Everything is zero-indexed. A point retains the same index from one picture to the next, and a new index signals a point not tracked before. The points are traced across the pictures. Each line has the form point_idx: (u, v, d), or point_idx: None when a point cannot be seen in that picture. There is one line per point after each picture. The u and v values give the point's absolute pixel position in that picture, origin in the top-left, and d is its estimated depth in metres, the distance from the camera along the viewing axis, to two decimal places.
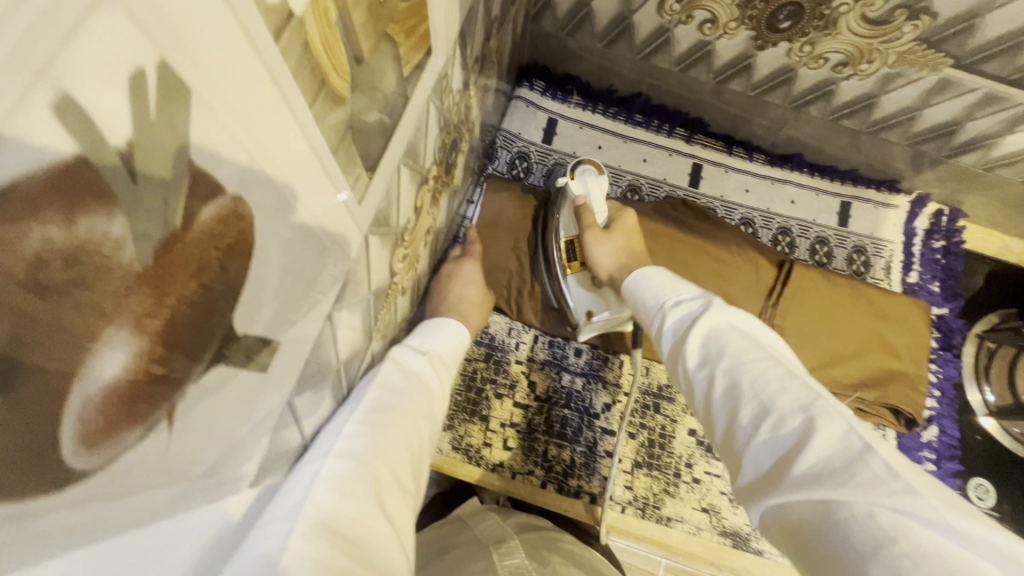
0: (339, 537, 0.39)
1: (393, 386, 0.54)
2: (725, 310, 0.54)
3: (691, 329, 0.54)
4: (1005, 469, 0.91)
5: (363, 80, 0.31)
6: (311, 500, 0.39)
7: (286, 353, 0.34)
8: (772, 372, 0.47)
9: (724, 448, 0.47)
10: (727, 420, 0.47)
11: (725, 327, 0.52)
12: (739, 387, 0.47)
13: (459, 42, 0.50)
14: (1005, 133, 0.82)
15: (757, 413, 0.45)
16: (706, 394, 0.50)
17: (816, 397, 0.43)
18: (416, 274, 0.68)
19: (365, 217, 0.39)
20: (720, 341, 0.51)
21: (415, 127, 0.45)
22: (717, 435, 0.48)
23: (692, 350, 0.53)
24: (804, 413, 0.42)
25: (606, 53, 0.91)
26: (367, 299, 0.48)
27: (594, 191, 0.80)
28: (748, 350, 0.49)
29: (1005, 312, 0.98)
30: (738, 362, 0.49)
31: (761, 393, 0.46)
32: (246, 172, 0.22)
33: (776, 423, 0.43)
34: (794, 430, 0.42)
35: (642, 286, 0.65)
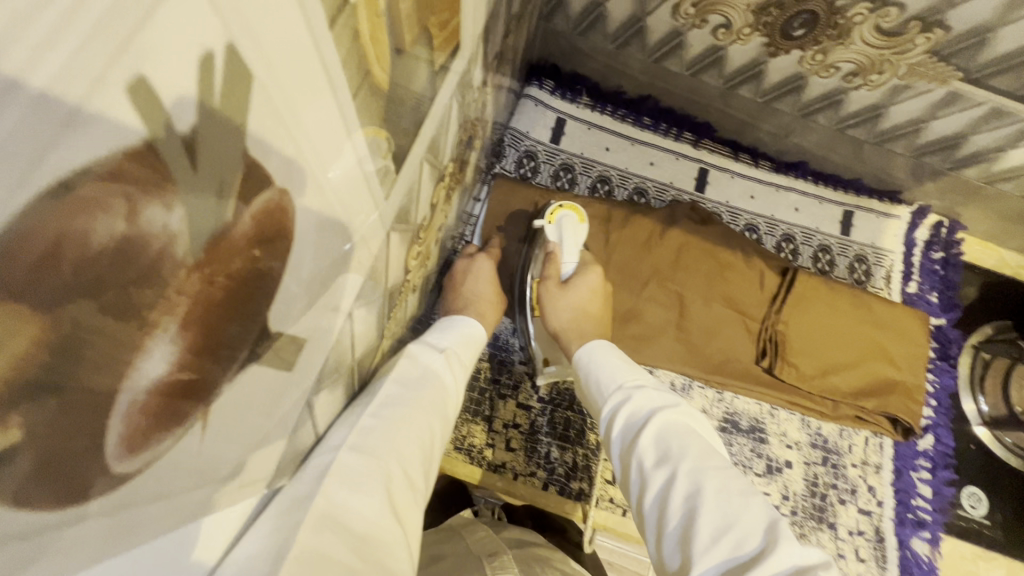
0: (348, 535, 0.36)
1: (407, 383, 0.52)
2: (682, 414, 0.55)
3: (646, 425, 0.53)
4: (996, 478, 0.92)
5: (402, 72, 0.30)
6: (322, 493, 0.37)
7: (312, 347, 0.33)
8: (734, 484, 0.47)
9: (672, 563, 0.44)
10: (681, 525, 0.45)
11: (683, 430, 0.53)
12: (698, 493, 0.46)
13: (483, 39, 0.49)
14: (1008, 148, 0.83)
15: (717, 523, 0.43)
16: (663, 497, 0.48)
17: (773, 517, 0.44)
18: (426, 272, 0.67)
19: (389, 212, 0.38)
20: (681, 441, 0.51)
21: (439, 122, 0.44)
22: (665, 548, 0.46)
23: (649, 452, 0.51)
24: (762, 532, 0.43)
25: (618, 54, 0.91)
26: (383, 295, 0.47)
27: (569, 237, 0.79)
28: (709, 457, 0.50)
29: (999, 323, 0.99)
30: (700, 467, 0.48)
31: (723, 503, 0.45)
32: (293, 165, 0.21)
33: (734, 535, 0.43)
34: (752, 547, 0.42)
35: (597, 364, 0.64)
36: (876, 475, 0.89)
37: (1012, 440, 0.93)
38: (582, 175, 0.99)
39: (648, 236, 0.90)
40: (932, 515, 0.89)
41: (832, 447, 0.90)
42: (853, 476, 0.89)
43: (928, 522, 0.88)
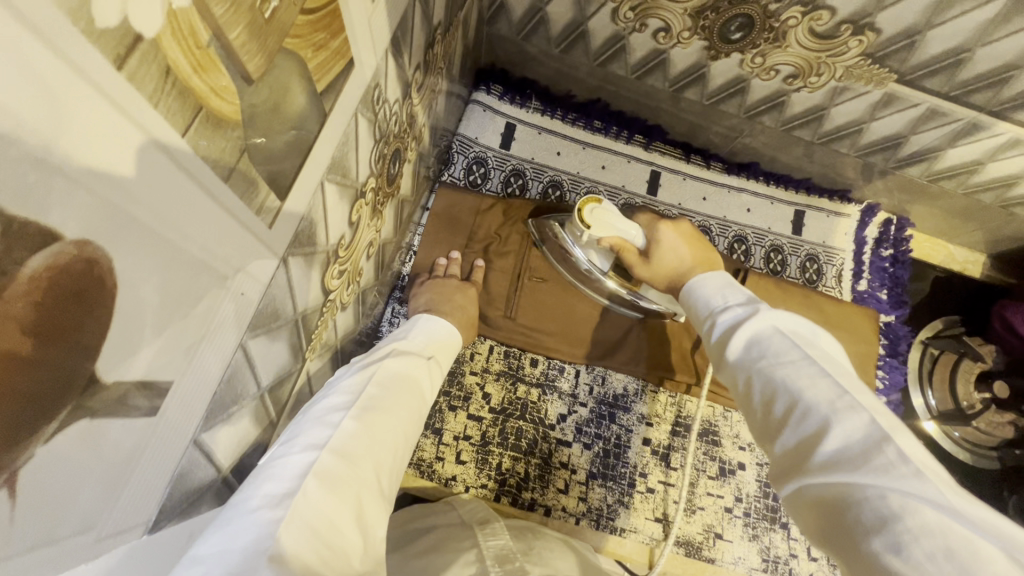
0: (320, 537, 0.36)
1: (384, 388, 0.54)
2: (772, 314, 0.48)
3: (732, 334, 0.49)
4: (947, 472, 0.94)
5: (259, 100, 0.28)
6: (300, 490, 0.38)
7: (184, 389, 0.31)
8: (805, 367, 0.43)
9: (761, 436, 0.45)
10: (761, 415, 0.44)
11: (767, 329, 0.47)
12: (773, 382, 0.44)
13: (393, 51, 0.48)
14: (947, 147, 0.84)
15: (788, 405, 0.42)
16: (744, 389, 0.47)
17: (848, 391, 0.40)
18: (360, 287, 0.65)
19: (281, 238, 0.37)
20: (760, 342, 0.47)
21: (340, 143, 0.42)
22: (751, 423, 0.46)
23: (733, 351, 0.48)
24: (829, 406, 0.40)
25: (563, 58, 0.90)
26: (293, 320, 0.46)
27: (612, 221, 0.71)
28: (784, 347, 0.45)
29: (947, 319, 1.01)
30: (774, 360, 0.45)
31: (791, 386, 0.42)
32: (92, 214, 0.20)
33: (801, 412, 0.41)
34: (813, 423, 0.39)
35: (696, 288, 0.59)
36: None
37: (961, 435, 0.95)
38: (533, 181, 0.98)
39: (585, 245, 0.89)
40: None
41: None
42: None
43: None
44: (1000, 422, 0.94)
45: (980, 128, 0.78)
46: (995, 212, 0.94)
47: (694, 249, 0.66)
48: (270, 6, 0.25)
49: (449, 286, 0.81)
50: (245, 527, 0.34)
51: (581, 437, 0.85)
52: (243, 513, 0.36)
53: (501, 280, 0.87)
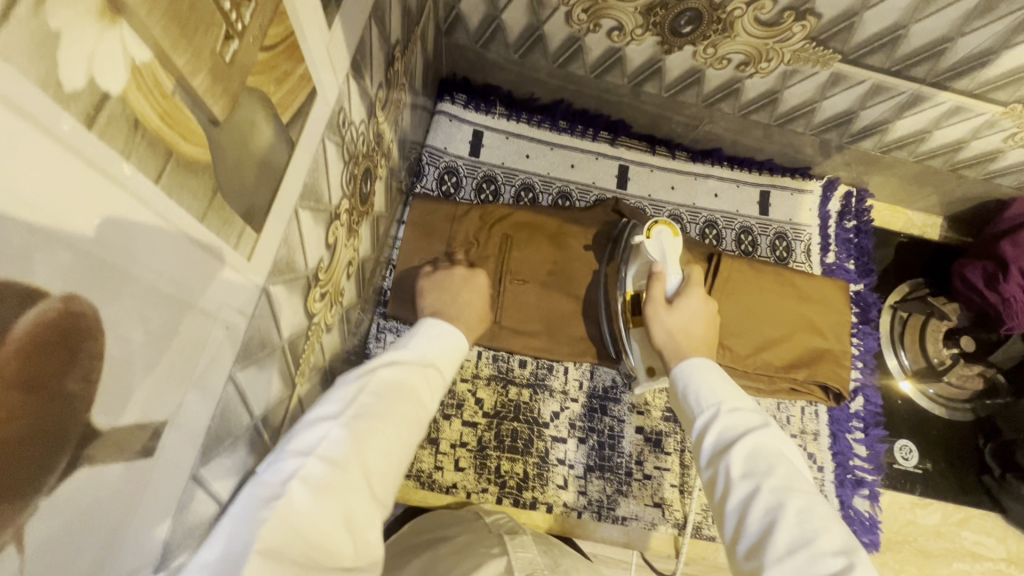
0: (300, 540, 0.41)
1: (381, 392, 0.55)
2: (777, 438, 0.57)
3: (738, 444, 0.56)
4: (926, 428, 0.98)
5: (227, 139, 0.29)
6: (284, 495, 0.42)
7: (178, 428, 0.31)
8: (816, 509, 0.50)
9: (747, 561, 0.50)
10: (757, 536, 0.50)
11: (774, 453, 0.55)
12: (780, 507, 0.50)
13: (354, 74, 0.49)
14: (895, 119, 0.88)
15: (794, 534, 0.48)
16: (744, 507, 0.52)
17: (852, 546, 0.47)
18: (343, 308, 0.65)
19: (260, 269, 0.38)
20: (770, 463, 0.54)
21: (310, 169, 0.43)
22: (740, 547, 0.51)
23: (739, 464, 0.55)
24: (839, 555, 0.46)
25: (523, 63, 0.91)
26: (279, 348, 0.46)
27: (670, 256, 0.78)
28: (796, 482, 0.52)
29: (913, 282, 1.05)
30: (786, 488, 0.51)
31: (804, 520, 0.49)
32: (75, 269, 0.21)
33: (810, 550, 0.46)
34: (828, 565, 0.45)
35: (692, 383, 0.66)
36: (814, 442, 0.94)
37: (935, 392, 0.99)
38: (505, 185, 0.99)
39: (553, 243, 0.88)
40: (869, 473, 0.93)
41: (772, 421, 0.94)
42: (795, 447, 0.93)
43: (867, 480, 0.92)
44: (970, 375, 0.99)
45: (923, 99, 0.82)
46: (946, 175, 0.98)
47: (704, 327, 0.75)
48: (230, 49, 0.26)
49: (453, 282, 0.81)
50: (234, 530, 0.39)
51: (576, 432, 0.87)
52: (235, 511, 0.40)
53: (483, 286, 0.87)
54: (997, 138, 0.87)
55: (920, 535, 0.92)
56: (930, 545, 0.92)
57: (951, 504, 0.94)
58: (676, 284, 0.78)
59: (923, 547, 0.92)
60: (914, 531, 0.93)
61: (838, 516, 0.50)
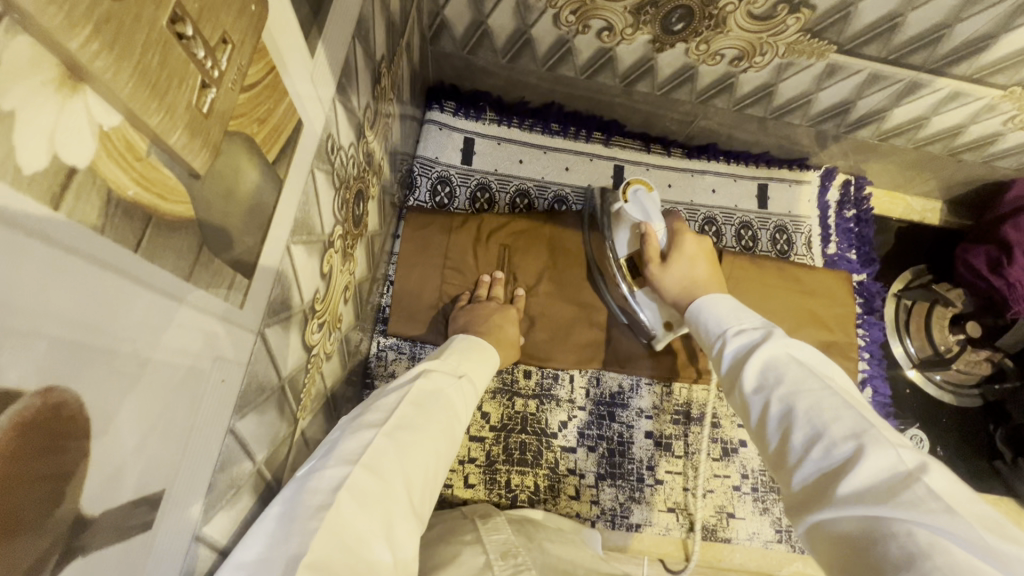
0: (350, 552, 0.39)
1: (419, 405, 0.55)
2: (785, 340, 0.52)
3: (745, 359, 0.52)
4: (935, 416, 0.97)
5: (211, 190, 0.27)
6: (334, 504, 0.40)
7: (176, 494, 0.30)
8: (831, 399, 0.44)
9: (779, 471, 0.46)
10: (781, 442, 0.45)
11: (783, 356, 0.50)
12: (790, 411, 0.45)
13: (340, 98, 0.47)
14: (892, 107, 0.86)
15: (808, 435, 0.43)
16: (762, 419, 0.48)
17: (874, 427, 0.41)
18: (342, 333, 0.64)
19: (253, 314, 0.36)
20: (778, 368, 0.49)
21: (300, 203, 0.41)
22: (771, 457, 0.47)
23: (749, 377, 0.50)
24: (855, 440, 0.41)
25: (512, 67, 0.89)
26: (278, 388, 0.44)
27: (652, 211, 0.74)
28: (806, 376, 0.47)
29: (915, 269, 1.04)
30: (796, 388, 0.46)
31: (817, 416, 0.44)
32: (51, 359, 0.19)
33: (826, 443, 0.42)
34: (843, 453, 0.40)
35: (705, 311, 0.63)
36: None
37: (942, 378, 0.98)
38: (500, 192, 0.97)
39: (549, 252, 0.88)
40: None
41: None
42: None
43: None
44: (976, 360, 0.98)
45: (920, 86, 0.80)
46: (945, 160, 0.97)
47: (708, 268, 0.73)
48: (205, 100, 0.24)
49: (487, 309, 0.80)
50: (285, 542, 0.38)
51: (585, 441, 0.86)
52: (284, 521, 0.39)
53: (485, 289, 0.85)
54: (995, 121, 0.86)
55: None
56: None
57: None
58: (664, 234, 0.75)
59: None
60: None
61: (861, 400, 0.45)
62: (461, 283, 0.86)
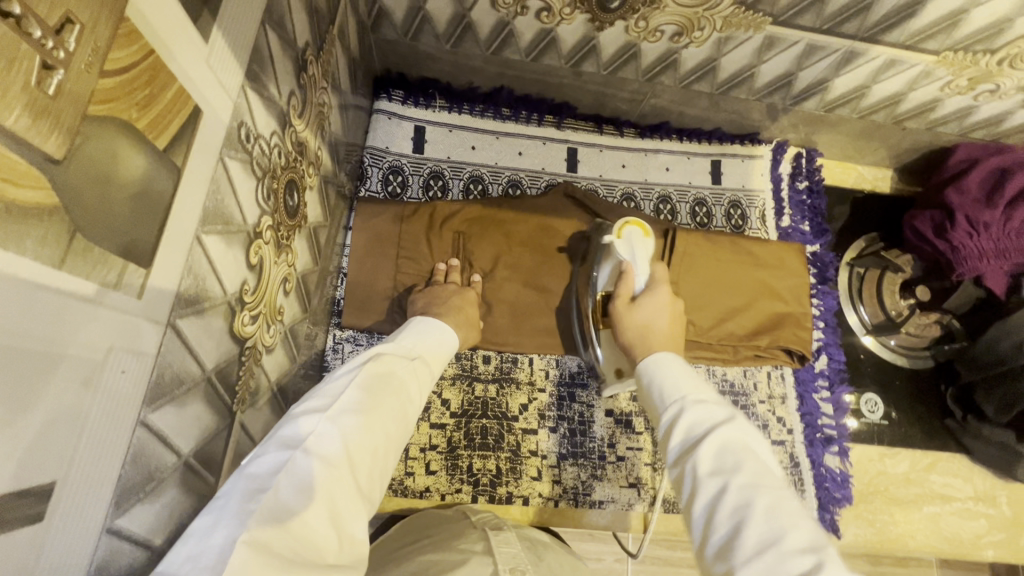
0: (287, 534, 0.40)
1: (369, 386, 0.54)
2: (742, 428, 0.55)
3: (704, 440, 0.53)
4: (889, 379, 1.00)
5: (79, 175, 0.27)
6: (272, 489, 0.41)
7: (72, 488, 0.30)
8: (784, 505, 0.47)
9: (717, 569, 0.46)
10: (726, 538, 0.47)
11: (740, 448, 0.52)
12: (746, 510, 0.47)
13: (253, 86, 0.46)
14: (834, 77, 0.87)
15: (761, 537, 0.45)
16: (712, 508, 0.49)
17: (822, 542, 0.44)
18: (284, 326, 0.63)
19: (159, 304, 0.36)
20: (737, 459, 0.51)
21: (209, 191, 0.41)
22: (711, 554, 0.48)
23: (708, 462, 0.52)
24: (807, 553, 0.43)
25: (456, 52, 0.89)
26: (203, 381, 0.44)
27: (639, 254, 0.77)
28: (764, 477, 0.50)
29: (868, 237, 1.06)
30: (753, 486, 0.49)
31: (771, 518, 0.46)
32: None
33: (778, 550, 0.44)
34: (795, 565, 0.42)
35: (656, 376, 0.64)
36: (783, 406, 0.95)
37: (897, 343, 1.01)
38: (453, 180, 0.97)
39: (501, 237, 0.86)
40: (837, 429, 0.95)
41: (739, 389, 0.95)
42: (763, 412, 0.94)
43: (835, 437, 0.94)
44: (926, 323, 1.02)
45: (857, 55, 0.82)
46: (890, 128, 0.99)
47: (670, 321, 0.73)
48: (54, 80, 0.24)
49: (447, 291, 0.80)
50: (224, 523, 0.39)
51: (545, 422, 0.87)
52: (224, 505, 0.40)
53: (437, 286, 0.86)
54: (934, 88, 0.88)
55: (891, 484, 0.95)
56: (901, 492, 0.94)
57: (919, 451, 0.97)
58: (645, 284, 0.77)
59: (895, 496, 0.94)
60: (885, 481, 0.95)
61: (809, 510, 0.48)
62: (416, 272, 0.86)
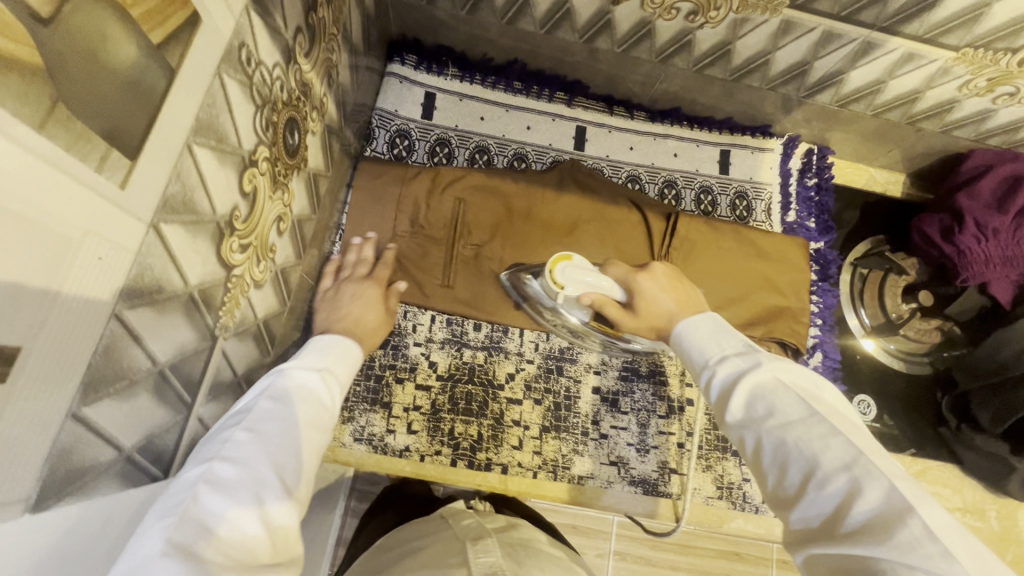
0: (214, 538, 0.40)
1: (283, 396, 0.54)
2: (772, 364, 0.52)
3: (732, 391, 0.52)
4: (884, 384, 0.99)
5: (68, 46, 0.28)
6: (189, 500, 0.42)
7: (37, 361, 0.30)
8: (819, 432, 0.46)
9: (777, 503, 0.47)
10: (775, 478, 0.47)
11: (771, 384, 0.51)
12: (784, 447, 0.47)
13: (258, 10, 0.47)
14: (849, 70, 0.86)
15: (805, 472, 0.45)
16: (755, 454, 0.49)
17: (861, 457, 0.43)
18: (275, 266, 0.64)
19: (142, 201, 0.36)
20: (767, 401, 0.50)
21: (203, 103, 0.41)
22: (766, 490, 0.48)
23: (737, 411, 0.51)
24: (847, 477, 0.43)
25: (471, 20, 0.89)
26: (184, 294, 0.44)
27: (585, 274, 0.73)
28: (795, 408, 0.48)
29: (875, 238, 1.05)
30: (786, 424, 0.48)
31: (807, 452, 0.45)
32: None
33: (819, 482, 0.44)
34: (838, 493, 0.42)
35: (684, 335, 0.62)
36: None
37: (896, 347, 1.00)
38: (459, 148, 0.97)
39: (502, 210, 0.87)
40: None
41: None
42: None
43: None
44: (926, 329, 1.00)
45: (875, 46, 0.80)
46: (905, 129, 0.97)
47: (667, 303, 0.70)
48: None
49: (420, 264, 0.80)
50: (140, 542, 0.39)
51: (531, 394, 0.87)
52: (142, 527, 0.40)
53: (433, 249, 0.86)
54: (952, 86, 0.86)
55: None
56: None
57: (910, 457, 0.95)
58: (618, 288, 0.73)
59: None
60: None
61: (849, 426, 0.46)
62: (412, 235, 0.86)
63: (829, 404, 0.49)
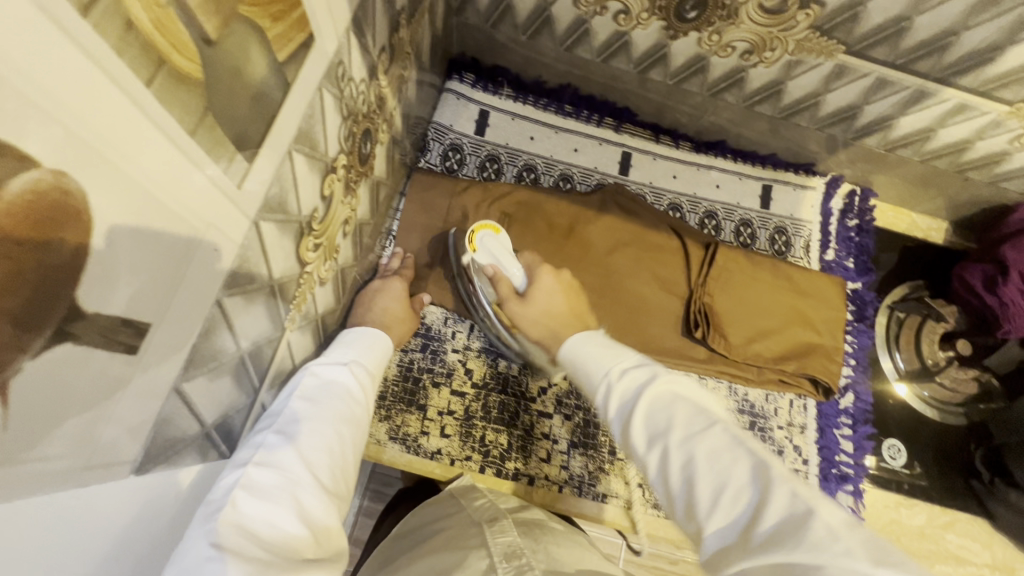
0: (258, 541, 0.43)
1: (313, 398, 0.57)
2: (672, 380, 0.51)
3: (636, 407, 0.49)
4: (916, 430, 0.98)
5: (221, 64, 0.32)
6: (229, 504, 0.43)
7: (159, 338, 0.33)
8: (719, 441, 0.43)
9: (689, 531, 0.42)
10: (684, 500, 0.43)
11: (669, 398, 0.49)
12: (690, 463, 0.43)
13: (354, 31, 0.51)
14: (899, 116, 0.88)
15: (715, 487, 0.41)
16: (663, 476, 0.45)
17: (763, 463, 0.41)
18: (337, 265, 0.67)
19: (251, 200, 0.40)
20: (667, 415, 0.47)
21: (305, 114, 0.45)
22: (678, 516, 0.43)
23: (641, 429, 0.48)
24: (753, 485, 0.40)
25: (531, 45, 0.93)
26: (268, 286, 0.48)
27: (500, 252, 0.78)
28: (694, 420, 0.46)
29: (913, 283, 1.05)
30: (690, 437, 0.44)
31: (716, 465, 0.42)
32: (65, 150, 0.23)
33: (729, 494, 0.40)
34: (747, 505, 0.39)
35: (579, 354, 0.59)
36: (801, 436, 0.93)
37: (929, 394, 0.99)
38: (508, 165, 1.01)
39: (546, 228, 0.90)
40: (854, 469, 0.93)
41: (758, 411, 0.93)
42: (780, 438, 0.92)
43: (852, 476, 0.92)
44: (962, 378, 0.99)
45: (927, 95, 0.82)
46: (951, 177, 0.98)
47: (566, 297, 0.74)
48: None
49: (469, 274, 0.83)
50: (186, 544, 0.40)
51: (561, 409, 0.88)
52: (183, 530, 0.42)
53: None
54: (1004, 138, 0.87)
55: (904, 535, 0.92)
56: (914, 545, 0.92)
57: (938, 507, 0.94)
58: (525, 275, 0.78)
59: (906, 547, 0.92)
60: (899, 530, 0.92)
61: (743, 433, 0.44)
62: None
63: (716, 412, 0.48)
